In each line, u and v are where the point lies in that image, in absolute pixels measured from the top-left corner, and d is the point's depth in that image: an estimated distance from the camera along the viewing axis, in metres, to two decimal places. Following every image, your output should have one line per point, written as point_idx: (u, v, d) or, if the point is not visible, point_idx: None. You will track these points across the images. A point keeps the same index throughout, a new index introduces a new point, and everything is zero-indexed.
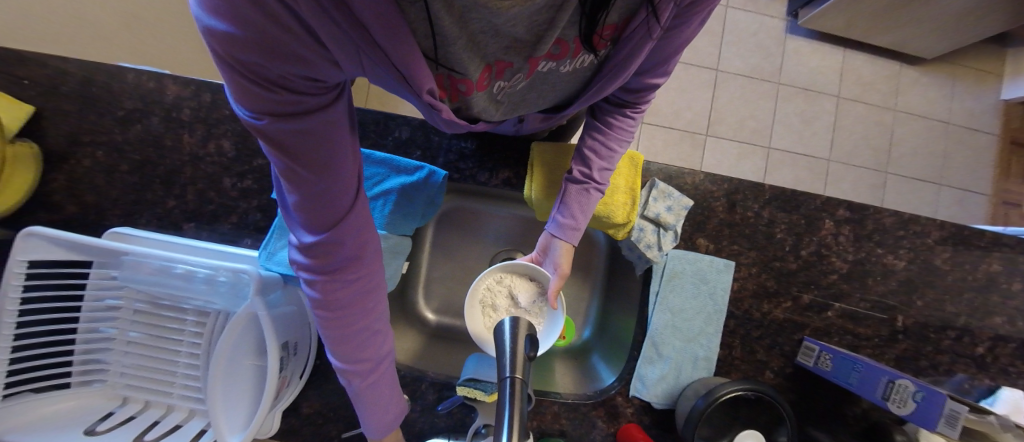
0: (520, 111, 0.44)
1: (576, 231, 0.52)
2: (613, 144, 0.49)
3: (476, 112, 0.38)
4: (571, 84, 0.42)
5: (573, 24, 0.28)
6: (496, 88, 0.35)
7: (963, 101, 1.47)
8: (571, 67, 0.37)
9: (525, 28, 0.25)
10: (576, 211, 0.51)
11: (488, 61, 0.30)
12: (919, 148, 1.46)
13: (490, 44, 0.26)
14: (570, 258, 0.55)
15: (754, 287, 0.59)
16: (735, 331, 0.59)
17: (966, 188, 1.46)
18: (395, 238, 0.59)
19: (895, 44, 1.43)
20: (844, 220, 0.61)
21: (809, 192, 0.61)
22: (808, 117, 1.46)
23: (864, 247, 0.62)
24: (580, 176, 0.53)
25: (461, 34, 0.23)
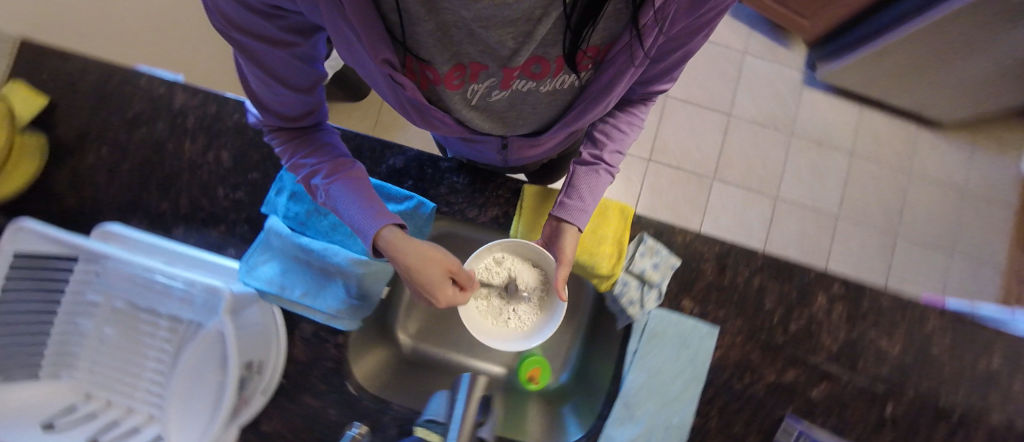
0: (506, 114, 0.54)
1: (585, 214, 0.52)
2: (622, 129, 0.57)
3: (457, 110, 0.48)
4: (555, 99, 0.51)
5: (554, 45, 0.36)
6: (475, 89, 0.43)
7: (982, 171, 1.44)
8: (551, 86, 0.46)
9: (496, 40, 0.31)
10: (584, 192, 0.52)
11: (462, 62, 0.37)
12: (934, 213, 1.42)
13: (463, 42, 0.33)
14: (574, 246, 0.52)
15: (737, 357, 0.57)
16: (714, 399, 0.57)
17: (981, 261, 1.41)
18: (377, 265, 0.58)
19: (914, 106, 1.41)
20: (839, 297, 0.59)
21: (804, 264, 0.59)
22: (819, 170, 1.43)
23: (857, 327, 0.59)
24: (589, 160, 0.56)
25: (431, 21, 0.28)
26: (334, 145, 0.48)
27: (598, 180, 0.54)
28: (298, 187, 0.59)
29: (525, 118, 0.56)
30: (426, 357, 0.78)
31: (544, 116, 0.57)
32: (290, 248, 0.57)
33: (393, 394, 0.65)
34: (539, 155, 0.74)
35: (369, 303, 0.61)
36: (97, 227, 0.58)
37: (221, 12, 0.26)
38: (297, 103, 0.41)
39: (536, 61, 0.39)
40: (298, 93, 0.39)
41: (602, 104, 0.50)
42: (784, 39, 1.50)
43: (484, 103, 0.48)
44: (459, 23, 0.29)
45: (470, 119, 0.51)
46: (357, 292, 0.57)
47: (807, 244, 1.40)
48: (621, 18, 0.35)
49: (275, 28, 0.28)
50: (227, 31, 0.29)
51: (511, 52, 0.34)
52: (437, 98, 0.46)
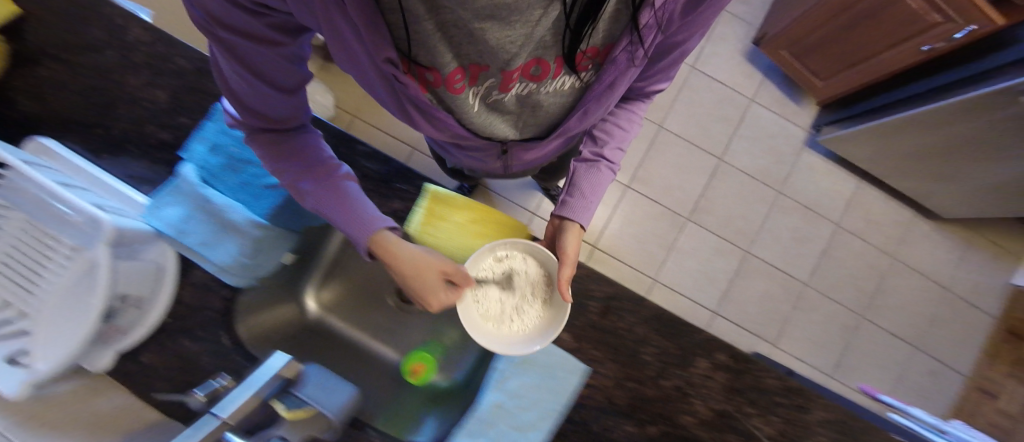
0: (515, 116, 0.58)
1: (586, 211, 0.62)
2: (620, 125, 0.64)
3: (464, 111, 0.50)
4: (557, 102, 0.54)
5: (553, 46, 0.38)
6: (479, 90, 0.45)
7: (969, 272, 1.40)
8: (553, 87, 0.49)
9: (495, 43, 0.33)
10: (586, 191, 0.62)
11: (464, 64, 0.39)
12: (908, 305, 1.37)
13: (466, 44, 0.34)
14: (576, 239, 0.59)
15: (602, 400, 0.57)
16: (568, 436, 0.57)
17: (942, 362, 1.38)
18: (276, 230, 0.60)
19: (915, 192, 1.35)
20: (723, 366, 0.58)
21: (693, 325, 0.58)
22: (801, 234, 1.38)
23: (735, 401, 0.58)
24: (591, 157, 0.65)
25: (433, 21, 0.30)
26: (318, 151, 0.49)
27: (599, 176, 0.64)
28: (221, 141, 0.61)
29: (531, 118, 0.58)
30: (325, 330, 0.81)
31: (552, 116, 0.59)
32: (199, 197, 0.59)
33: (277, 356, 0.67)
34: (539, 160, 0.80)
35: (267, 265, 0.64)
36: (28, 139, 0.61)
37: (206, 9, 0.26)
38: (280, 107, 0.41)
39: (536, 62, 0.41)
40: (281, 94, 0.39)
41: (600, 104, 0.53)
42: (796, 94, 1.44)
43: (489, 103, 0.50)
44: (458, 24, 0.30)
45: (472, 122, 0.53)
46: (251, 253, 0.60)
47: (768, 306, 1.35)
48: (621, 17, 0.37)
49: (267, 28, 0.28)
50: (207, 26, 0.28)
51: (509, 56, 0.36)
52: (439, 99, 0.48)
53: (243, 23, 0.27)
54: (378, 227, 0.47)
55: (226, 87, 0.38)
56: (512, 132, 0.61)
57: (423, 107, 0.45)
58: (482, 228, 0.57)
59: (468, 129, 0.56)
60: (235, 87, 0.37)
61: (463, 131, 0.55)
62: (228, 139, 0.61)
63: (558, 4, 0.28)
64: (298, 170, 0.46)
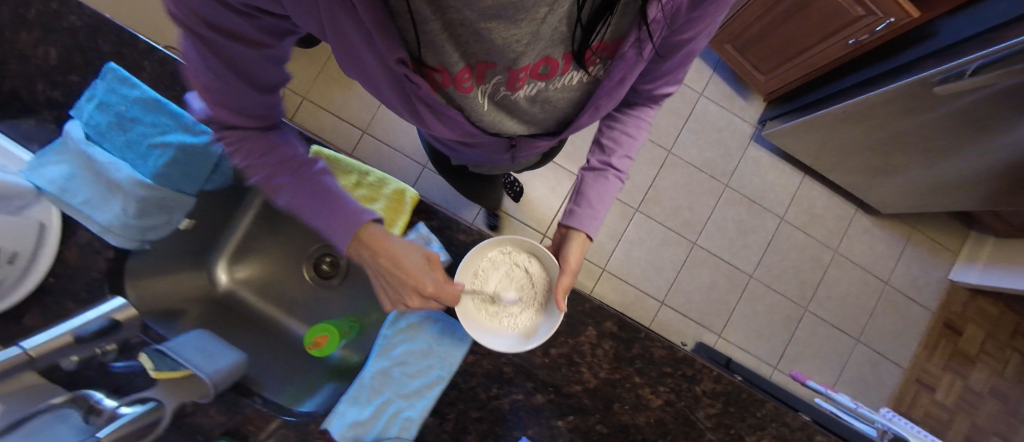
0: (521, 118, 0.55)
1: (596, 221, 0.59)
2: (629, 132, 0.60)
3: (476, 115, 0.49)
4: (566, 97, 0.50)
5: (561, 44, 0.35)
6: (488, 88, 0.42)
7: (910, 267, 1.45)
8: (560, 84, 0.45)
9: (502, 42, 0.30)
10: (593, 200, 0.59)
11: (471, 63, 0.36)
12: (848, 296, 1.43)
13: (472, 43, 0.31)
14: (581, 249, 0.59)
15: (488, 368, 0.57)
16: (454, 404, 0.57)
17: (886, 356, 1.41)
18: (166, 192, 0.60)
19: (856, 187, 1.39)
20: (610, 334, 0.58)
21: (579, 293, 0.58)
22: (745, 227, 1.43)
23: (622, 369, 0.58)
24: (598, 166, 0.61)
25: (438, 20, 0.27)
26: (290, 145, 0.40)
27: (607, 184, 0.60)
28: (109, 99, 0.59)
29: (537, 115, 0.55)
30: (236, 303, 0.82)
31: (555, 114, 0.56)
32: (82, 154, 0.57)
33: (164, 321, 0.66)
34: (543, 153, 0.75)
35: (160, 227, 0.63)
36: None
37: (194, 10, 0.21)
38: (252, 105, 0.33)
39: (545, 62, 0.38)
40: (257, 92, 0.32)
41: (605, 105, 0.50)
42: (745, 90, 1.48)
43: (498, 101, 0.47)
44: (463, 22, 0.27)
45: (480, 119, 0.50)
46: (137, 214, 0.58)
47: (713, 296, 1.40)
48: (629, 13, 0.34)
49: (259, 31, 0.24)
50: (182, 20, 0.22)
51: (515, 55, 0.34)
52: (450, 98, 0.44)
53: (222, 26, 0.22)
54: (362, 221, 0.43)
55: (196, 87, 0.29)
56: (517, 128, 0.57)
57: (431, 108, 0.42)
58: (369, 193, 0.56)
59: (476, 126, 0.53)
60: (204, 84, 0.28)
61: (471, 129, 0.52)
62: (115, 96, 0.58)
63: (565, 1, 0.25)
64: (270, 170, 0.38)
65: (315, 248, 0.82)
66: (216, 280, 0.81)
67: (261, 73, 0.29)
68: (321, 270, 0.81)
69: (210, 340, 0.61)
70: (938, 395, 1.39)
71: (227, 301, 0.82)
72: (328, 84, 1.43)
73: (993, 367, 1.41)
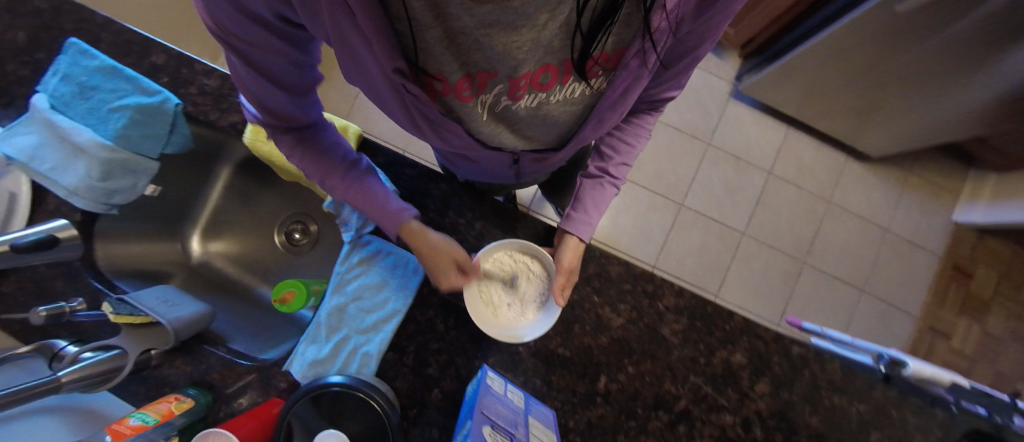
0: (521, 129, 0.53)
1: (588, 227, 0.60)
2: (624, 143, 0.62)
3: (476, 126, 0.48)
4: (570, 111, 0.49)
5: (563, 51, 0.34)
6: (488, 100, 0.42)
7: (910, 212, 1.41)
8: (562, 95, 0.44)
9: (502, 48, 0.30)
10: (587, 206, 0.61)
11: (470, 71, 0.36)
12: (849, 247, 1.38)
13: (474, 50, 0.31)
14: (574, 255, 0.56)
15: (444, 298, 0.58)
16: (412, 336, 0.57)
17: (893, 304, 1.36)
18: (126, 154, 0.60)
19: (841, 135, 1.37)
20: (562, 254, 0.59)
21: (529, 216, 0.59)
22: (732, 185, 1.40)
23: (580, 290, 0.58)
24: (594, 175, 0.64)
25: (439, 27, 0.27)
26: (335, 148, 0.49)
27: (601, 192, 0.63)
28: (73, 72, 0.60)
29: (537, 129, 0.54)
30: (210, 269, 0.83)
31: (552, 129, 0.55)
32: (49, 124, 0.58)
33: (133, 281, 0.68)
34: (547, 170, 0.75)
35: (126, 191, 0.64)
36: None
37: (227, 29, 0.25)
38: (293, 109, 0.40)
39: (545, 69, 0.37)
40: (294, 98, 0.38)
41: (610, 113, 0.50)
42: (718, 50, 1.48)
43: (498, 113, 0.47)
44: (463, 30, 0.27)
45: (482, 131, 0.50)
46: (101, 176, 0.59)
47: (705, 258, 1.36)
48: (632, 22, 0.34)
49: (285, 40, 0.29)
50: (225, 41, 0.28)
51: (516, 62, 0.33)
52: (448, 110, 0.44)
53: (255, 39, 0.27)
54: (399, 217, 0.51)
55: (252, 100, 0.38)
56: (517, 142, 0.56)
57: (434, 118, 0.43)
58: None
59: (477, 139, 0.53)
60: (260, 98, 0.37)
61: (472, 143, 0.52)
62: (76, 68, 0.59)
63: (568, 3, 0.25)
64: (323, 171, 0.48)
65: (288, 217, 0.85)
66: (189, 249, 0.82)
67: (299, 80, 0.36)
68: (293, 237, 0.83)
69: (175, 294, 0.63)
70: (955, 343, 1.32)
71: (201, 268, 0.82)
72: None
73: (1012, 309, 1.35)
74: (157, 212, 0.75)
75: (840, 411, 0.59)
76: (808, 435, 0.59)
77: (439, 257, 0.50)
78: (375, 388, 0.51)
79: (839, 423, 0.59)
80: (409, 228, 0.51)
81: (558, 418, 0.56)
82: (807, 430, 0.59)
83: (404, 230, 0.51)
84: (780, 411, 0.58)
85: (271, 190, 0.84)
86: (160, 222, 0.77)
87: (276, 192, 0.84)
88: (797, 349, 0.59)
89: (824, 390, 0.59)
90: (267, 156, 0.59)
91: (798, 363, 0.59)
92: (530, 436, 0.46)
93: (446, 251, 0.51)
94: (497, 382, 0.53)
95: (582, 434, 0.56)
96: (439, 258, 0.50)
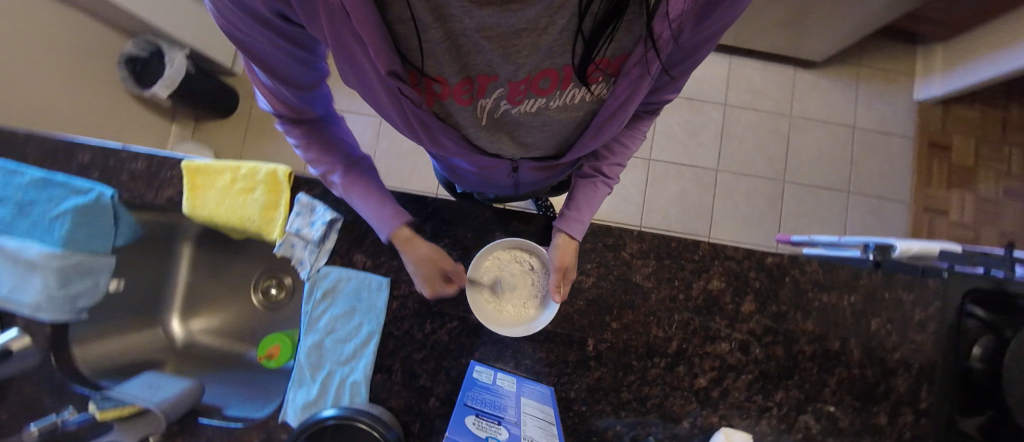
0: (517, 137, 0.47)
1: (579, 224, 0.53)
2: (626, 141, 0.53)
3: (467, 131, 0.44)
4: (572, 118, 0.43)
5: (562, 54, 0.29)
6: (487, 105, 0.37)
7: (873, 104, 1.42)
8: (561, 102, 0.38)
9: (502, 51, 0.27)
10: (580, 204, 0.53)
11: (470, 75, 0.32)
12: (823, 154, 1.40)
13: (474, 54, 0.28)
14: (567, 255, 0.52)
15: (416, 306, 0.58)
16: (396, 353, 0.57)
17: (882, 196, 1.38)
18: (78, 256, 0.61)
19: (783, 49, 1.38)
20: (518, 232, 0.59)
21: (475, 205, 0.60)
22: (692, 127, 1.41)
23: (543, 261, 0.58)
24: (589, 172, 0.55)
25: (440, 28, 0.25)
26: (341, 142, 0.48)
27: (595, 191, 0.54)
28: (9, 192, 0.60)
29: (537, 136, 0.47)
30: (197, 347, 0.84)
31: (555, 137, 0.48)
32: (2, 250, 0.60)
33: (115, 377, 0.69)
34: (551, 179, 0.70)
35: (89, 292, 0.65)
36: None
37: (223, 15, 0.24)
38: (300, 104, 0.38)
39: (544, 75, 0.32)
40: (303, 94, 0.36)
41: (614, 122, 0.44)
42: None
43: (497, 120, 0.42)
44: (465, 32, 0.25)
45: (478, 137, 0.46)
46: (60, 283, 0.59)
47: (687, 203, 1.36)
48: (635, 29, 0.29)
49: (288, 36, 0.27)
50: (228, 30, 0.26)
51: (516, 66, 0.29)
52: (446, 115, 0.41)
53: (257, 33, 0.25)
54: (393, 221, 0.51)
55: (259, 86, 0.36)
56: (515, 150, 0.51)
57: (433, 125, 0.40)
58: (246, 184, 0.60)
59: (471, 145, 0.48)
60: (268, 86, 0.35)
61: (467, 148, 0.48)
62: (10, 188, 0.60)
63: (568, 9, 0.22)
64: (326, 163, 0.47)
65: (261, 276, 0.86)
66: (171, 332, 0.84)
67: (305, 78, 0.34)
68: (269, 294, 0.85)
69: (159, 378, 0.62)
70: (953, 217, 1.35)
71: (186, 348, 0.84)
72: (257, 143, 1.49)
73: (999, 168, 1.37)
74: (128, 304, 0.76)
75: (833, 309, 0.58)
76: (808, 341, 0.58)
77: (420, 266, 0.52)
78: (369, 414, 0.49)
79: (835, 320, 0.58)
80: (398, 236, 0.51)
81: (558, 392, 0.56)
82: (806, 336, 0.58)
83: (392, 236, 0.51)
84: (773, 324, 0.58)
85: (238, 255, 0.85)
86: (136, 314, 0.78)
87: (243, 256, 0.85)
88: (772, 259, 0.59)
89: (809, 291, 0.58)
90: (208, 219, 0.60)
91: (776, 272, 0.59)
92: (521, 415, 0.45)
93: (432, 259, 0.52)
94: (485, 374, 0.53)
95: (586, 402, 0.56)
96: (419, 267, 0.52)
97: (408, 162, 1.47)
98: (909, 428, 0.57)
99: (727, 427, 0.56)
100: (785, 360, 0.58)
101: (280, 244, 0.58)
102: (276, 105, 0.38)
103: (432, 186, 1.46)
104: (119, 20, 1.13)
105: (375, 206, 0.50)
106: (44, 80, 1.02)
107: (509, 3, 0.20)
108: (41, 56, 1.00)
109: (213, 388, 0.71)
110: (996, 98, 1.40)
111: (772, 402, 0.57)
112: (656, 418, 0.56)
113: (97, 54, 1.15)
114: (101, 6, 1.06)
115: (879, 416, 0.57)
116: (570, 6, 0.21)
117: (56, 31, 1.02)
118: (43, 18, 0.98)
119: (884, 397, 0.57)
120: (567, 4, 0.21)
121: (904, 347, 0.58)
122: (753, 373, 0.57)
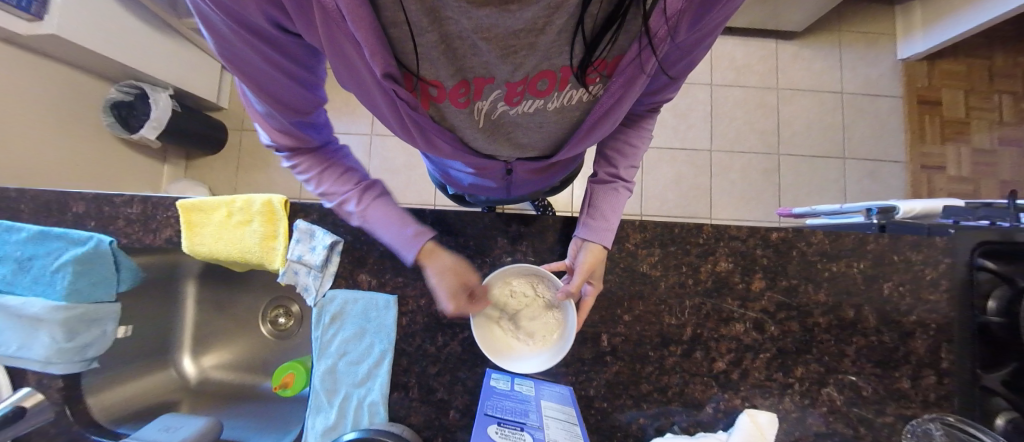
0: (507, 138, 0.46)
1: (609, 233, 0.51)
2: (634, 139, 0.50)
3: (462, 134, 0.44)
4: (566, 120, 0.43)
5: (561, 54, 0.29)
6: (484, 109, 0.37)
7: (857, 68, 1.43)
8: (559, 103, 0.38)
9: (502, 52, 0.27)
10: (606, 212, 0.50)
11: (465, 77, 0.32)
12: (813, 122, 1.40)
13: (469, 56, 0.28)
14: (591, 266, 0.50)
15: (425, 320, 0.57)
16: (410, 369, 0.56)
17: (877, 159, 1.39)
18: (83, 307, 0.60)
19: (762, 24, 1.38)
20: (520, 236, 0.59)
21: (474, 213, 0.60)
22: (681, 110, 1.41)
23: (546, 260, 0.59)
24: (606, 178, 0.52)
25: (435, 31, 0.24)
26: (350, 168, 0.44)
27: (618, 197, 0.51)
28: (8, 249, 0.60)
29: (533, 136, 0.46)
30: (211, 383, 0.84)
31: (550, 137, 0.47)
32: (5, 307, 0.60)
33: (131, 423, 0.68)
34: (544, 181, 0.71)
35: (98, 341, 0.63)
36: None
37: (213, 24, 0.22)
38: (304, 132, 0.37)
39: (543, 76, 0.32)
40: (301, 120, 0.35)
41: (608, 123, 0.43)
42: None
43: (494, 123, 0.41)
44: (460, 33, 0.25)
45: (473, 139, 0.45)
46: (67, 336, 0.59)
47: (684, 187, 1.37)
48: (631, 29, 0.29)
49: (278, 50, 0.25)
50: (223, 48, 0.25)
51: (513, 67, 0.29)
52: (441, 119, 0.41)
53: (249, 47, 0.24)
54: (417, 240, 0.45)
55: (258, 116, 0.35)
56: (511, 151, 0.50)
57: (428, 128, 0.39)
58: (242, 216, 0.60)
59: (467, 147, 0.48)
60: (263, 113, 0.34)
61: (463, 152, 0.47)
62: (8, 245, 0.60)
63: (566, 10, 0.22)
64: (337, 192, 0.43)
65: (270, 305, 0.86)
66: (183, 370, 0.84)
67: (302, 101, 0.33)
68: (278, 322, 0.85)
69: (174, 418, 0.60)
70: (952, 172, 1.36)
71: (201, 385, 0.84)
72: (250, 173, 1.50)
73: (990, 118, 1.38)
74: (137, 349, 0.76)
75: (843, 277, 0.58)
76: (822, 312, 0.57)
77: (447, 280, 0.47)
78: (392, 434, 0.48)
79: (847, 288, 0.58)
80: (421, 252, 0.47)
81: (577, 391, 0.55)
82: (819, 308, 0.58)
83: (416, 256, 0.46)
84: (785, 299, 0.58)
85: (243, 289, 0.85)
86: (146, 356, 0.79)
87: (248, 289, 0.85)
88: (776, 234, 0.58)
89: (817, 262, 0.58)
90: (209, 255, 0.60)
91: (781, 247, 0.58)
92: (543, 417, 0.45)
93: (456, 271, 0.47)
94: (502, 381, 0.53)
95: (607, 398, 0.55)
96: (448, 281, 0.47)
97: (402, 177, 1.47)
98: (934, 390, 0.56)
99: (750, 408, 0.55)
100: (801, 335, 0.57)
101: (283, 273, 0.58)
102: (279, 138, 0.37)
103: (428, 198, 1.45)
104: (100, 66, 1.13)
105: (389, 225, 0.45)
106: (30, 132, 1.01)
107: (508, 4, 0.19)
108: (25, 110, 1.00)
109: (230, 425, 0.71)
110: (978, 49, 1.40)
111: (793, 378, 0.56)
112: (679, 406, 0.56)
113: (80, 102, 1.14)
114: (80, 55, 1.06)
115: (902, 380, 0.56)
116: (569, 6, 0.21)
117: (36, 82, 1.02)
118: (21, 70, 0.98)
119: (904, 361, 0.57)
120: (567, 4, 0.21)
121: (918, 309, 0.57)
122: (770, 351, 0.57)
